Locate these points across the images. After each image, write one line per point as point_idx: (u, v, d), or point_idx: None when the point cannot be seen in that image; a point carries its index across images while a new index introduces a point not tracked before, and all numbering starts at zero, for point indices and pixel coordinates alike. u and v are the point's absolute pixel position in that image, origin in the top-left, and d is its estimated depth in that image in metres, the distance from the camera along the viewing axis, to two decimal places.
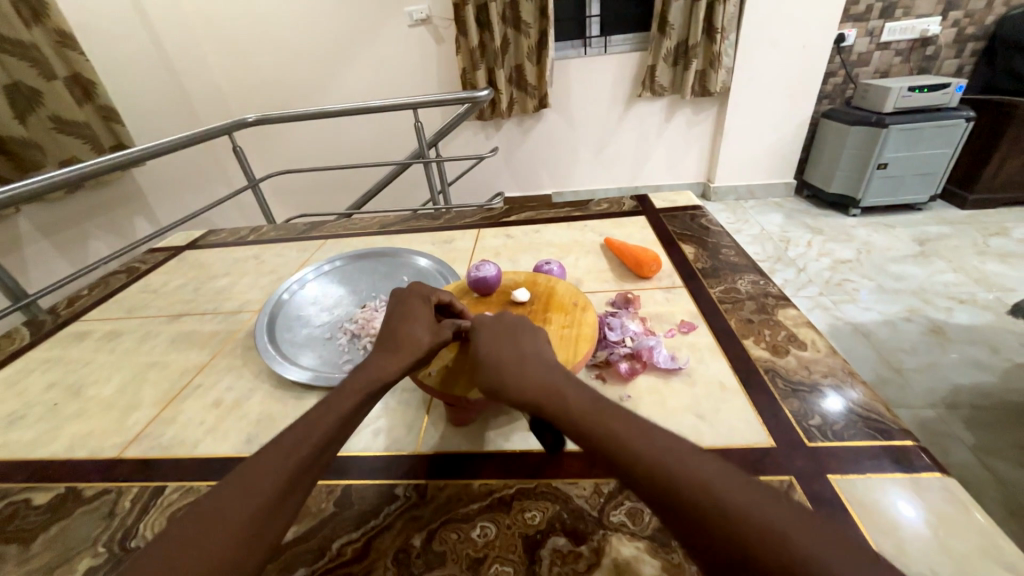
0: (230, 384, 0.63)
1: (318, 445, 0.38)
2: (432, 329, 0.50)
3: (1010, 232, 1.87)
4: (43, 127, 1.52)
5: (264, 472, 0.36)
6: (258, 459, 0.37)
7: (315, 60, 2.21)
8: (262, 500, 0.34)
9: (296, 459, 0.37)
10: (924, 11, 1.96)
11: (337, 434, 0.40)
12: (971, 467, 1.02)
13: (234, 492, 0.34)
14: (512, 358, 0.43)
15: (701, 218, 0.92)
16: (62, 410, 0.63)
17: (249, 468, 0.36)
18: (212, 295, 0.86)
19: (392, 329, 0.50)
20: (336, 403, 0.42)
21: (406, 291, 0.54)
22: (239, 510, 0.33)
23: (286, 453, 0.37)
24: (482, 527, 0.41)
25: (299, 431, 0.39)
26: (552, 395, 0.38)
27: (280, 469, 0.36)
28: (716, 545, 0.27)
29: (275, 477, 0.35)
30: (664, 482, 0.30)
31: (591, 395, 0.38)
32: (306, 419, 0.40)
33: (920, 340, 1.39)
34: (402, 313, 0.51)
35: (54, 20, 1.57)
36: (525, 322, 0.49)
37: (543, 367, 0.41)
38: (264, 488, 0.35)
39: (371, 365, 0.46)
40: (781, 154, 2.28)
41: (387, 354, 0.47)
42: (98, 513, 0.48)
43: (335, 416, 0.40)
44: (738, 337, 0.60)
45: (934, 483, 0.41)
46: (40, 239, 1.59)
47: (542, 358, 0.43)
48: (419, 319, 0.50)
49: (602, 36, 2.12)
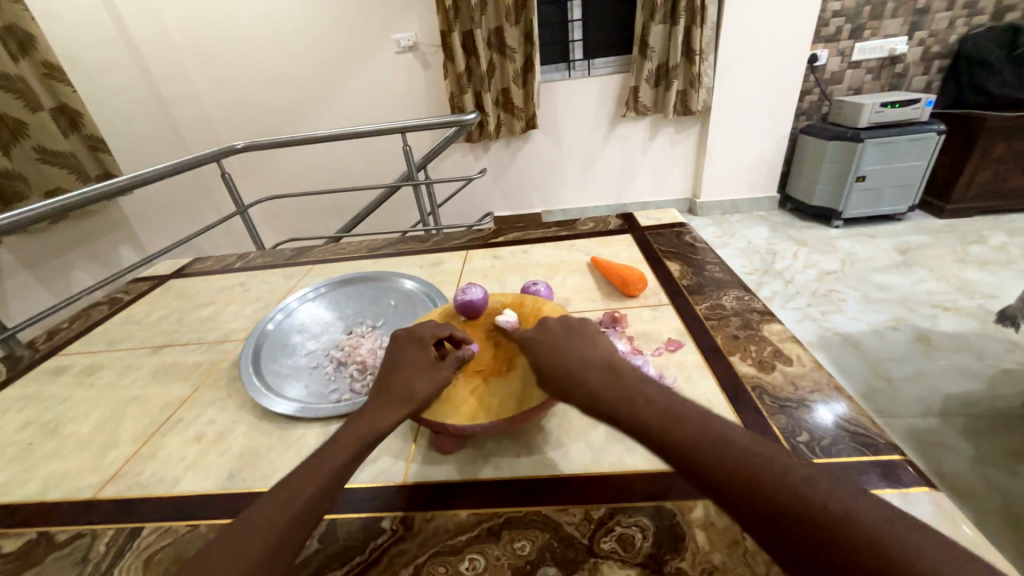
0: (213, 417, 0.61)
1: (308, 502, 0.37)
2: (427, 377, 0.49)
3: (987, 240, 1.92)
4: (28, 157, 1.52)
5: (251, 535, 0.34)
6: (244, 520, 0.36)
7: (304, 87, 2.24)
8: (247, 566, 0.33)
9: (284, 518, 0.36)
10: (891, 31, 2.05)
11: (330, 489, 0.38)
12: (965, 476, 1.02)
13: (226, 551, 0.34)
14: (574, 361, 0.44)
15: (686, 236, 0.94)
16: (36, 449, 0.61)
17: (242, 525, 0.35)
18: (196, 325, 0.85)
19: (385, 379, 0.49)
20: (328, 456, 0.41)
21: (401, 339, 0.53)
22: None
23: (275, 512, 0.36)
24: (471, 560, 0.40)
25: (288, 487, 0.38)
26: (614, 393, 0.39)
27: (268, 530, 0.35)
28: (753, 505, 0.30)
29: (262, 540, 0.34)
30: (728, 471, 0.31)
31: (645, 389, 0.39)
32: (297, 474, 0.39)
33: (906, 349, 1.41)
34: (396, 362, 0.51)
35: (43, 53, 1.59)
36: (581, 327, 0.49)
37: (584, 364, 0.43)
38: (250, 552, 0.34)
39: (364, 416, 0.45)
40: (763, 169, 2.34)
41: (382, 405, 0.46)
42: (71, 559, 0.46)
43: (326, 469, 0.39)
44: (725, 354, 0.61)
45: (923, 498, 0.41)
46: (24, 271, 1.56)
47: (600, 359, 0.44)
48: (414, 369, 0.50)
49: (585, 60, 2.19)
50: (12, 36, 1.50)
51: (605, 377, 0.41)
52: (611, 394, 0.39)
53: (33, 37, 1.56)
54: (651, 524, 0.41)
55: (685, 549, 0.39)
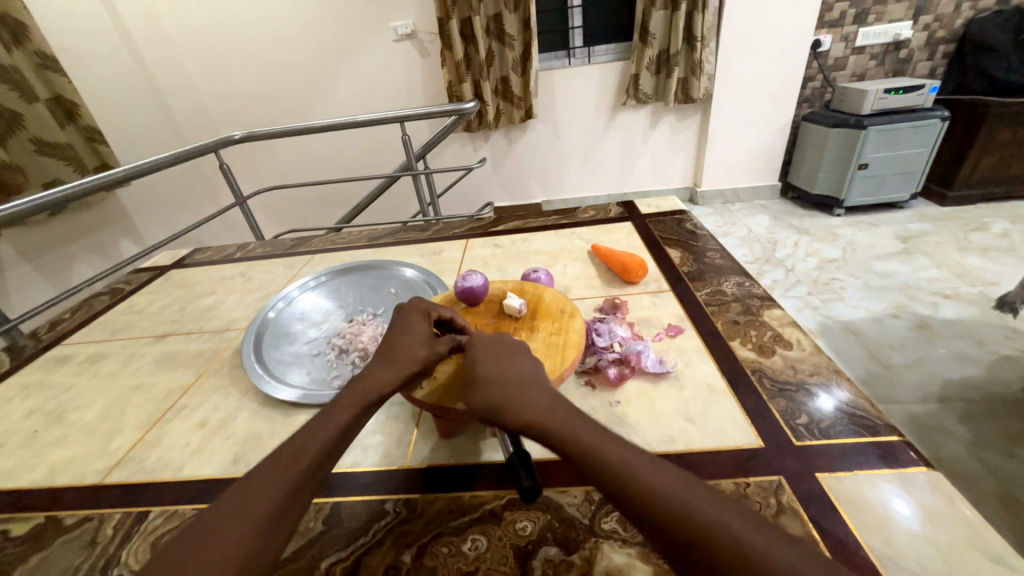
0: (217, 404, 0.62)
1: (316, 459, 0.38)
2: (428, 343, 0.50)
3: (990, 227, 1.91)
4: (25, 149, 1.51)
5: (258, 492, 0.36)
6: (252, 477, 0.37)
7: (301, 77, 2.22)
8: (259, 518, 0.34)
9: (290, 474, 0.37)
10: (895, 16, 2.02)
11: (332, 450, 0.40)
12: (965, 460, 1.02)
13: (238, 505, 0.35)
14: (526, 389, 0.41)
15: (687, 223, 0.93)
16: (42, 437, 0.62)
17: (252, 483, 0.36)
18: (198, 314, 0.85)
19: (390, 342, 0.50)
20: (330, 417, 0.42)
21: (408, 307, 0.54)
22: (241, 527, 0.34)
23: (282, 467, 0.37)
24: (473, 540, 0.41)
25: (294, 445, 0.39)
26: (565, 430, 0.36)
27: (275, 485, 0.36)
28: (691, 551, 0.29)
29: (270, 494, 0.36)
30: (670, 513, 0.31)
31: (588, 422, 0.37)
32: (303, 432, 0.40)
33: (907, 336, 1.41)
34: (402, 327, 0.52)
35: (36, 43, 1.57)
36: (522, 349, 0.46)
37: (529, 387, 0.41)
38: (263, 505, 0.35)
39: (367, 377, 0.46)
40: (765, 156, 2.32)
41: (384, 364, 0.48)
42: (79, 542, 0.47)
43: (331, 429, 0.41)
44: (725, 339, 0.61)
45: (921, 478, 0.41)
46: (24, 263, 1.56)
47: (541, 384, 0.42)
48: (416, 334, 0.51)
49: (585, 47, 2.16)
50: (5, 25, 1.48)
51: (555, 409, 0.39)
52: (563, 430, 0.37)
53: (25, 26, 1.54)
54: None
55: None
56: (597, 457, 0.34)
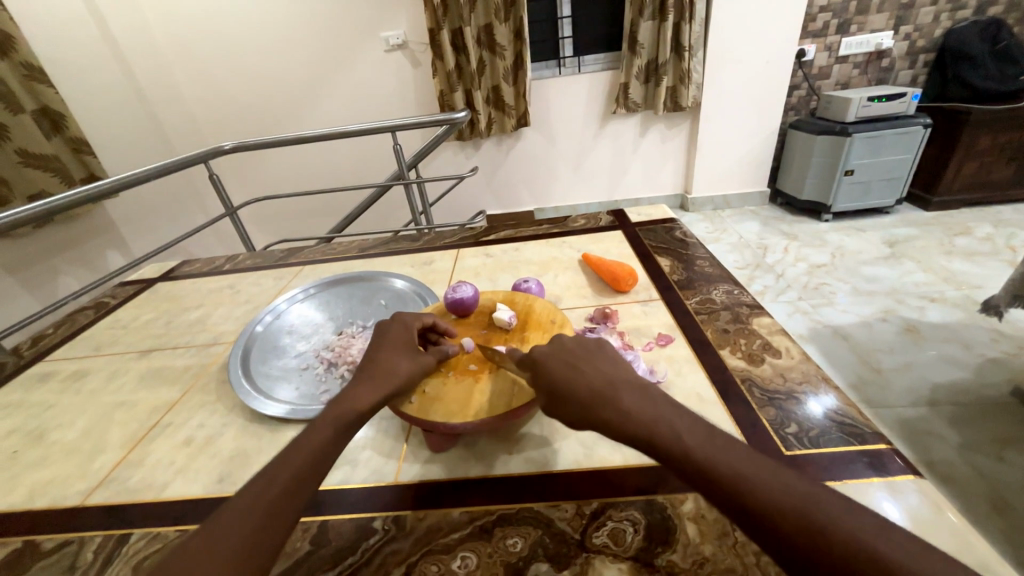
0: (203, 421, 0.61)
1: (292, 484, 0.37)
2: (412, 357, 0.50)
3: (974, 232, 1.95)
4: (10, 161, 1.49)
5: (233, 520, 0.34)
6: (227, 506, 0.36)
7: (292, 88, 2.22)
8: (233, 550, 0.33)
9: (266, 501, 0.36)
10: (877, 26, 2.07)
11: (311, 471, 0.38)
12: (955, 464, 1.03)
13: (214, 535, 0.34)
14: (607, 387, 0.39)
15: (677, 231, 0.94)
16: (22, 457, 0.60)
17: (227, 511, 0.35)
18: (185, 328, 0.84)
19: (371, 357, 0.50)
20: (309, 439, 0.41)
21: (390, 322, 0.54)
22: (215, 559, 0.32)
23: (258, 494, 0.36)
24: (463, 558, 0.40)
25: (271, 471, 0.38)
26: (648, 428, 0.35)
27: (251, 514, 0.35)
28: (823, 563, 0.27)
29: (245, 523, 0.34)
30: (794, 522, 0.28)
31: (686, 424, 0.35)
32: (280, 456, 0.39)
33: (896, 340, 1.43)
34: (385, 342, 0.51)
35: (23, 54, 1.56)
36: (599, 344, 0.45)
37: (619, 389, 0.39)
38: (237, 535, 0.34)
39: (348, 394, 0.45)
40: (753, 164, 2.35)
41: (365, 381, 0.47)
42: (58, 567, 0.45)
43: (310, 451, 0.39)
44: (715, 348, 0.61)
45: (910, 486, 0.41)
46: (7, 277, 1.53)
47: (631, 385, 0.39)
48: (399, 349, 0.50)
49: (575, 57, 2.18)
50: None
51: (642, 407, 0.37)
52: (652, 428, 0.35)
53: (12, 38, 1.52)
54: (642, 517, 0.41)
55: (675, 542, 0.39)
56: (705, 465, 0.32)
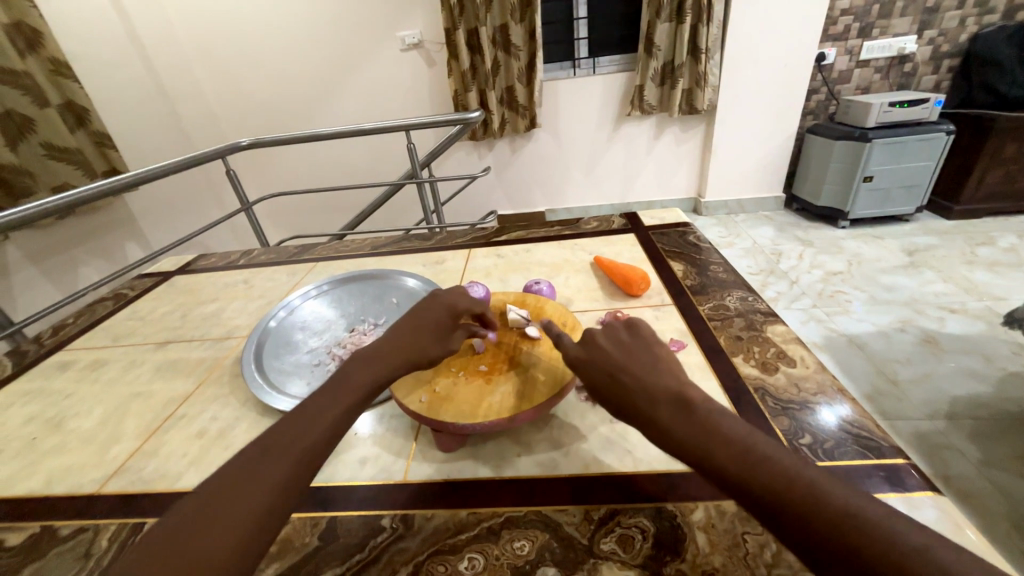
0: (216, 413, 0.62)
1: (306, 454, 0.37)
2: (438, 345, 0.49)
3: (996, 242, 1.90)
4: (35, 153, 1.53)
5: (244, 485, 0.35)
6: (239, 470, 0.36)
7: (309, 85, 2.25)
8: (247, 515, 0.33)
9: (279, 469, 0.36)
10: (900, 30, 2.03)
11: (323, 443, 0.39)
12: (972, 479, 1.01)
13: (225, 497, 0.34)
14: (638, 381, 0.39)
15: (690, 235, 0.93)
16: (41, 444, 0.62)
17: (238, 473, 0.35)
18: (200, 321, 0.85)
19: (403, 335, 0.49)
20: (322, 410, 0.41)
21: (430, 303, 0.52)
22: (223, 523, 0.32)
23: (271, 462, 0.36)
24: (470, 559, 0.40)
25: (285, 436, 0.38)
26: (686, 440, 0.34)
27: (264, 481, 0.35)
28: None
29: (258, 490, 0.34)
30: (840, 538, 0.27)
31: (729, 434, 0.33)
32: (294, 424, 0.39)
33: (913, 351, 1.39)
34: (421, 321, 0.50)
35: (50, 50, 1.60)
36: (639, 347, 0.43)
37: (657, 399, 0.37)
38: (250, 501, 0.34)
39: (364, 366, 0.45)
40: (769, 168, 2.32)
41: (385, 357, 0.46)
42: (73, 553, 0.46)
43: (322, 422, 0.40)
44: (728, 355, 0.60)
45: (928, 503, 0.40)
46: (31, 266, 1.58)
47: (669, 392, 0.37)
48: (433, 333, 0.50)
49: (591, 58, 2.18)
50: (20, 33, 1.51)
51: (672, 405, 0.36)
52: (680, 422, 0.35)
53: (41, 34, 1.56)
54: (651, 525, 0.41)
55: (685, 551, 0.39)
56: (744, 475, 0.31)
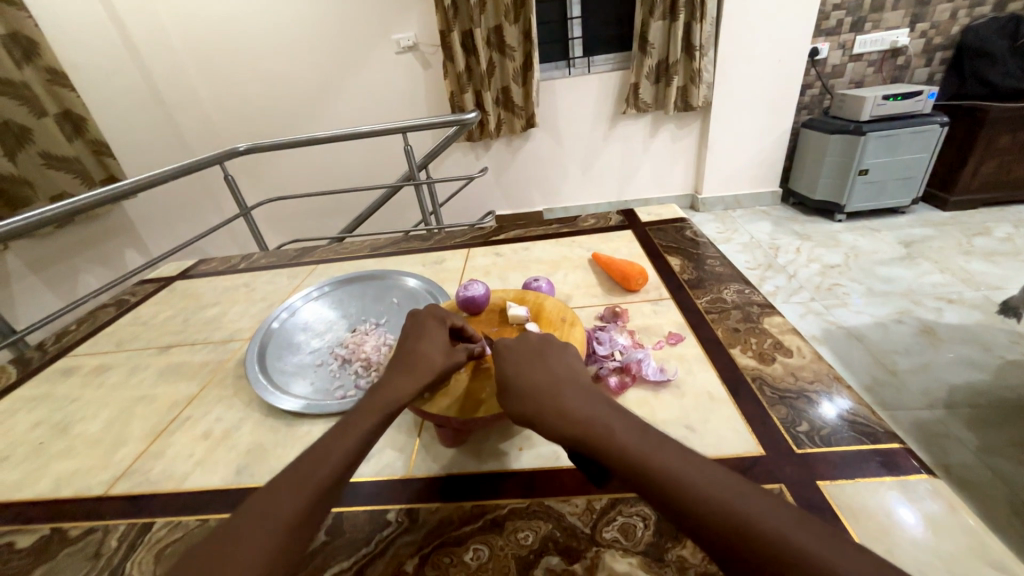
0: (220, 414, 0.62)
1: (336, 473, 0.38)
2: (445, 350, 0.51)
3: (992, 232, 1.91)
4: (33, 162, 1.53)
5: (279, 501, 0.35)
6: (274, 483, 0.37)
7: (305, 90, 2.25)
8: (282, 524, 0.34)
9: (313, 480, 0.37)
10: (893, 23, 2.04)
11: (354, 458, 0.40)
12: (971, 467, 1.02)
13: (261, 514, 0.34)
14: (549, 388, 0.42)
15: (687, 230, 0.94)
16: (47, 448, 0.62)
17: (273, 491, 0.36)
18: (202, 325, 0.86)
19: (408, 347, 0.51)
20: (353, 425, 0.42)
21: (421, 313, 0.55)
22: (262, 537, 0.33)
23: (304, 478, 0.37)
24: (475, 550, 0.41)
25: (317, 453, 0.39)
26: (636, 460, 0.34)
27: (302, 489, 0.36)
28: None
29: (298, 498, 0.36)
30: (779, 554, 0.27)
31: (678, 459, 0.33)
32: (324, 442, 0.41)
33: (911, 341, 1.40)
34: (417, 334, 0.53)
35: (46, 59, 1.60)
36: (581, 378, 0.44)
37: (608, 422, 0.37)
38: (289, 510, 0.35)
39: (389, 386, 0.47)
40: (765, 164, 2.33)
41: (403, 373, 0.48)
42: (84, 554, 0.47)
43: (351, 443, 0.40)
44: (726, 347, 0.61)
45: (923, 486, 0.41)
46: (30, 274, 1.58)
47: (622, 418, 0.38)
48: (435, 342, 0.52)
49: (585, 57, 2.19)
50: (16, 43, 1.52)
51: (640, 445, 0.35)
52: (642, 463, 0.33)
53: (36, 44, 1.57)
54: (651, 514, 0.42)
55: (685, 538, 0.40)
56: (693, 498, 0.31)
